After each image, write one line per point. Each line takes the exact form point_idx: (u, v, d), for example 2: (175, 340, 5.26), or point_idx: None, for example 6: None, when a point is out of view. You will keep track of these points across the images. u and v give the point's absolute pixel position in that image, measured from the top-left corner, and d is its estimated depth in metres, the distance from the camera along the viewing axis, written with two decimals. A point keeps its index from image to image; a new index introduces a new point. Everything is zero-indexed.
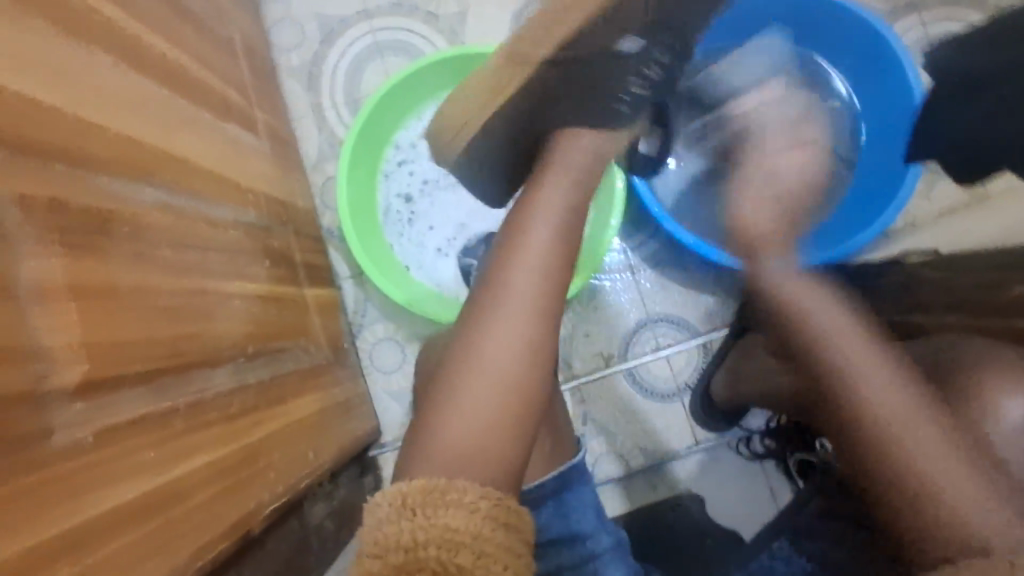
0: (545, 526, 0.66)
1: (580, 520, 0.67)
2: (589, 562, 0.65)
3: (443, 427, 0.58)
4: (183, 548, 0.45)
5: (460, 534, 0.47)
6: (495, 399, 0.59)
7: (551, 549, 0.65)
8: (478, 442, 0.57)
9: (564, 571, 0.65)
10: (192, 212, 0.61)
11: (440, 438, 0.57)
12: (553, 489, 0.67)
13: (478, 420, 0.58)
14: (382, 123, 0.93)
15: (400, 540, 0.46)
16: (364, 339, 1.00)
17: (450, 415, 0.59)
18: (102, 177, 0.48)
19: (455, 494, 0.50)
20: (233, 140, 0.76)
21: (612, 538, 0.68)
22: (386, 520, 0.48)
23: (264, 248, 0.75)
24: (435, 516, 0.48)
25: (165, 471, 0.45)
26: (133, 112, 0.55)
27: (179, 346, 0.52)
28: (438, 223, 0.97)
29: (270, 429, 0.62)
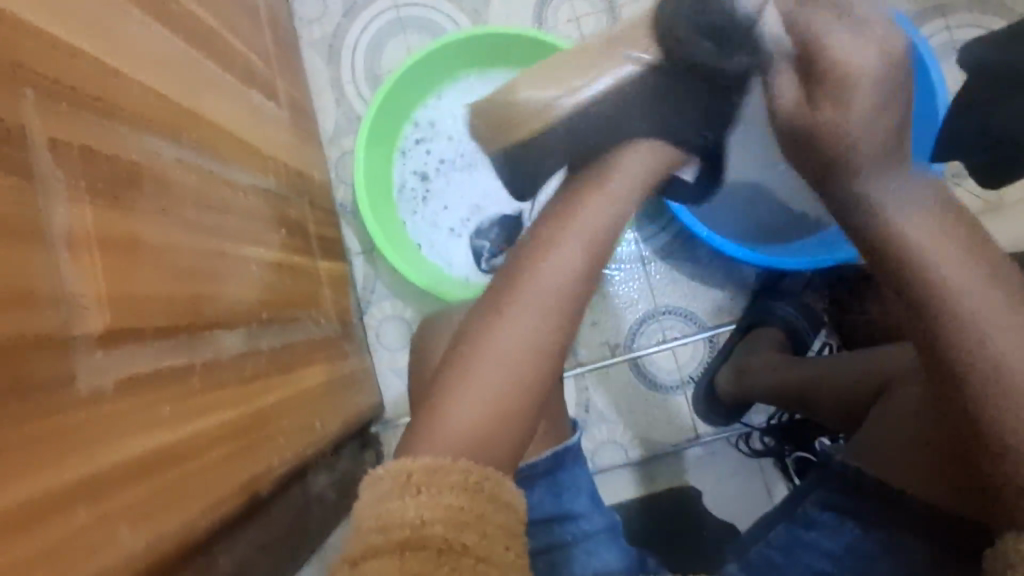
0: (538, 504, 0.66)
1: (573, 500, 0.67)
2: (581, 541, 0.65)
3: (451, 404, 0.58)
4: (194, 504, 0.45)
5: (464, 514, 0.46)
6: (509, 382, 0.60)
7: (544, 528, 0.65)
8: (489, 422, 0.58)
9: (556, 550, 0.65)
10: (215, 174, 0.61)
11: (452, 414, 0.57)
12: (550, 468, 0.68)
13: (491, 399, 0.59)
14: (403, 101, 0.93)
15: (405, 518, 0.45)
16: (371, 316, 1.00)
17: (461, 395, 0.59)
18: (130, 131, 0.48)
19: (456, 476, 0.50)
20: (256, 107, 0.76)
21: (605, 519, 0.68)
22: (388, 497, 0.47)
23: (281, 216, 0.76)
24: (440, 495, 0.47)
25: (180, 427, 0.46)
26: (162, 69, 0.55)
27: (196, 305, 0.52)
28: (452, 203, 0.97)
29: (280, 395, 0.63)
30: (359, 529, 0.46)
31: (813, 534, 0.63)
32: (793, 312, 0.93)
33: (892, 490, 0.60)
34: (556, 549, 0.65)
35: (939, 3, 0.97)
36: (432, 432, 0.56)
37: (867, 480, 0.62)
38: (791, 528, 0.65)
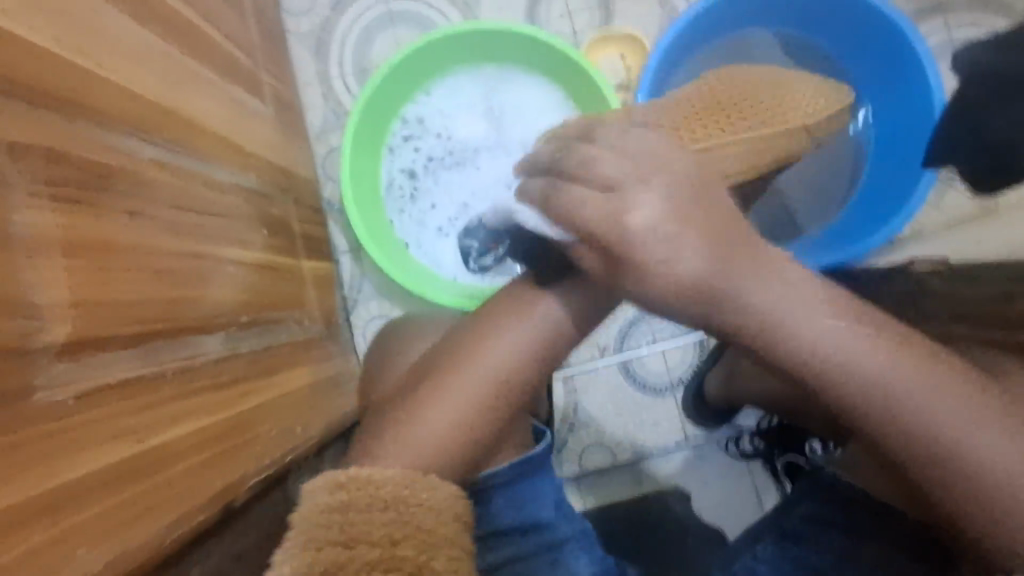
0: (497, 516, 0.65)
1: (538, 510, 0.66)
2: (547, 551, 0.65)
3: (433, 410, 0.60)
4: (164, 516, 0.44)
5: (433, 534, 0.46)
6: (491, 385, 0.61)
7: (504, 540, 0.65)
8: (465, 423, 0.60)
9: (518, 560, 0.65)
10: (192, 174, 0.59)
11: (434, 419, 0.59)
12: (510, 481, 0.65)
13: (473, 402, 0.60)
14: (392, 96, 0.91)
15: (372, 537, 0.44)
16: (358, 315, 0.99)
17: (444, 397, 0.60)
18: (101, 132, 0.47)
19: (425, 494, 0.48)
20: (238, 103, 0.74)
21: (573, 526, 0.68)
22: (349, 508, 0.46)
23: (263, 215, 0.74)
24: (409, 514, 0.46)
25: (144, 440, 0.44)
26: (137, 66, 0.54)
27: (172, 310, 0.51)
28: (441, 201, 0.95)
29: (258, 400, 0.62)
30: (306, 539, 0.44)
31: (800, 550, 0.62)
32: None
33: (880, 505, 0.60)
34: (516, 560, 0.64)
35: (938, 2, 0.96)
36: (412, 436, 0.58)
37: (857, 492, 0.61)
38: (779, 542, 0.64)
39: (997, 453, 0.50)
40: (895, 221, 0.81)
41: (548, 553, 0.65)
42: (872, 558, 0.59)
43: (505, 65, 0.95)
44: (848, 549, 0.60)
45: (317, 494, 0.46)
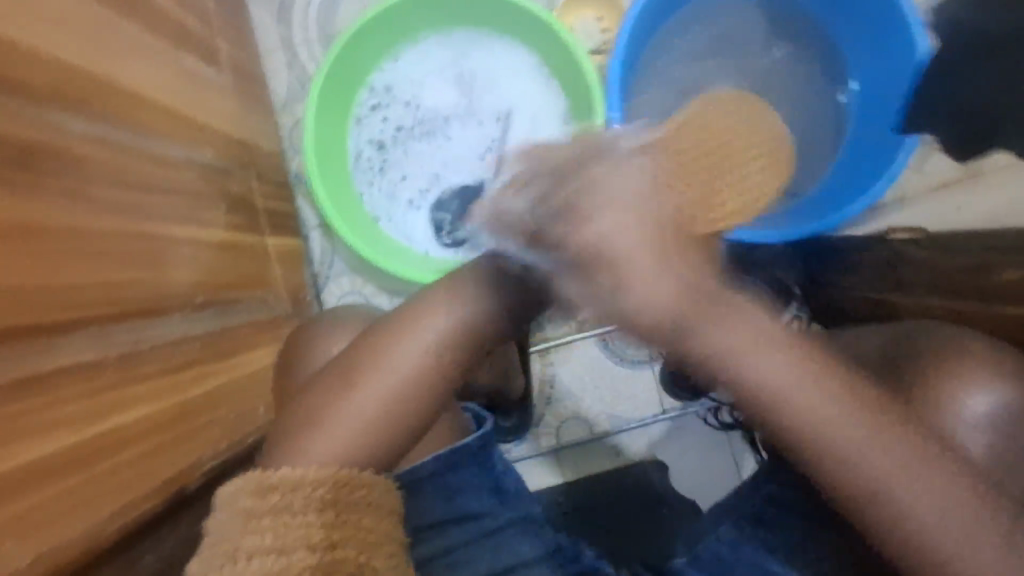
0: (427, 509, 0.56)
1: (470, 500, 0.57)
2: (487, 538, 0.57)
3: (353, 404, 0.49)
4: (103, 509, 0.43)
5: (372, 535, 0.47)
6: (420, 373, 0.50)
7: (437, 533, 0.56)
8: (387, 423, 0.50)
9: (453, 553, 0.57)
10: (138, 149, 0.56)
11: (356, 410, 0.49)
12: (436, 472, 0.55)
13: (394, 395, 0.49)
14: (358, 62, 0.87)
15: (309, 539, 0.45)
16: (330, 292, 0.97)
17: (366, 387, 0.49)
18: (32, 107, 0.44)
19: (361, 491, 0.48)
20: (191, 73, 0.70)
21: (516, 511, 0.58)
22: (286, 509, 0.46)
23: (221, 191, 0.71)
24: (349, 514, 0.47)
25: (85, 428, 0.43)
26: (76, 34, 0.50)
27: (113, 294, 0.49)
28: (411, 173, 0.92)
29: (211, 385, 0.60)
30: (231, 551, 0.44)
31: (760, 531, 0.61)
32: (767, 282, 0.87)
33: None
34: (452, 551, 0.56)
35: None
36: (334, 432, 0.49)
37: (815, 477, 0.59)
38: (739, 523, 0.62)
39: None
40: (878, 184, 0.78)
41: (488, 542, 0.57)
42: (831, 541, 0.59)
43: (476, 28, 0.91)
44: (809, 532, 0.59)
45: (242, 497, 0.46)
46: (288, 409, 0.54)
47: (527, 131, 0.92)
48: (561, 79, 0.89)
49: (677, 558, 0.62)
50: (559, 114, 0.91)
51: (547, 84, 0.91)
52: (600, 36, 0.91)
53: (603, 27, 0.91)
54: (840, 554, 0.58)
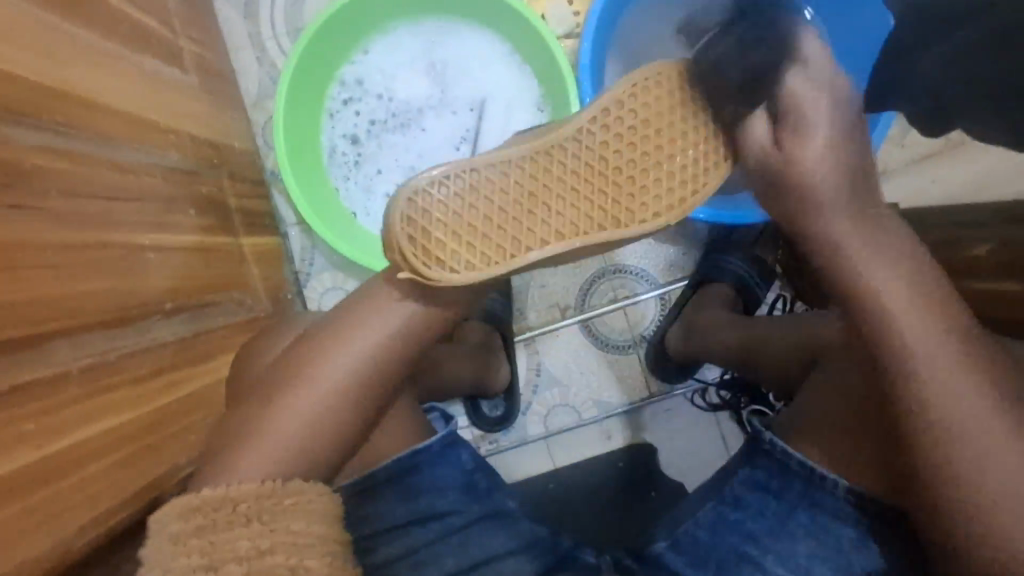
0: (387, 511, 0.58)
1: (435, 500, 0.59)
2: (455, 535, 0.59)
3: (302, 396, 0.54)
4: (68, 523, 0.43)
5: (305, 537, 0.46)
6: (356, 376, 0.54)
7: (398, 533, 0.58)
8: (332, 417, 0.54)
9: (419, 552, 0.58)
10: (97, 158, 0.56)
11: (306, 403, 0.53)
12: (394, 476, 0.58)
13: (339, 389, 0.54)
14: (327, 55, 0.86)
15: (238, 552, 0.44)
16: (311, 289, 0.96)
17: (309, 385, 0.54)
18: None
19: (290, 500, 0.48)
20: (152, 75, 0.69)
21: (483, 508, 0.61)
22: (210, 529, 0.45)
23: (190, 194, 0.71)
24: (276, 522, 0.46)
25: (51, 442, 0.43)
26: (24, 43, 0.49)
27: (75, 305, 0.49)
28: (386, 166, 0.91)
29: (181, 390, 0.60)
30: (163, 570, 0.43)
31: (739, 515, 0.61)
32: (741, 265, 0.90)
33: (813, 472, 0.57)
34: (416, 552, 0.58)
35: None
36: (275, 435, 0.52)
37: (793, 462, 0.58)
38: (717, 507, 0.62)
39: (942, 407, 0.48)
40: None
41: (455, 538, 0.59)
42: (806, 524, 0.59)
43: (448, 16, 0.90)
44: (783, 515, 0.59)
45: (170, 523, 0.45)
46: (259, 411, 0.54)
47: (501, 118, 0.90)
48: (534, 64, 0.88)
49: (659, 542, 0.63)
50: (533, 101, 0.90)
51: (521, 69, 0.90)
52: (572, 20, 0.89)
53: (575, 11, 0.89)
54: (815, 537, 0.58)
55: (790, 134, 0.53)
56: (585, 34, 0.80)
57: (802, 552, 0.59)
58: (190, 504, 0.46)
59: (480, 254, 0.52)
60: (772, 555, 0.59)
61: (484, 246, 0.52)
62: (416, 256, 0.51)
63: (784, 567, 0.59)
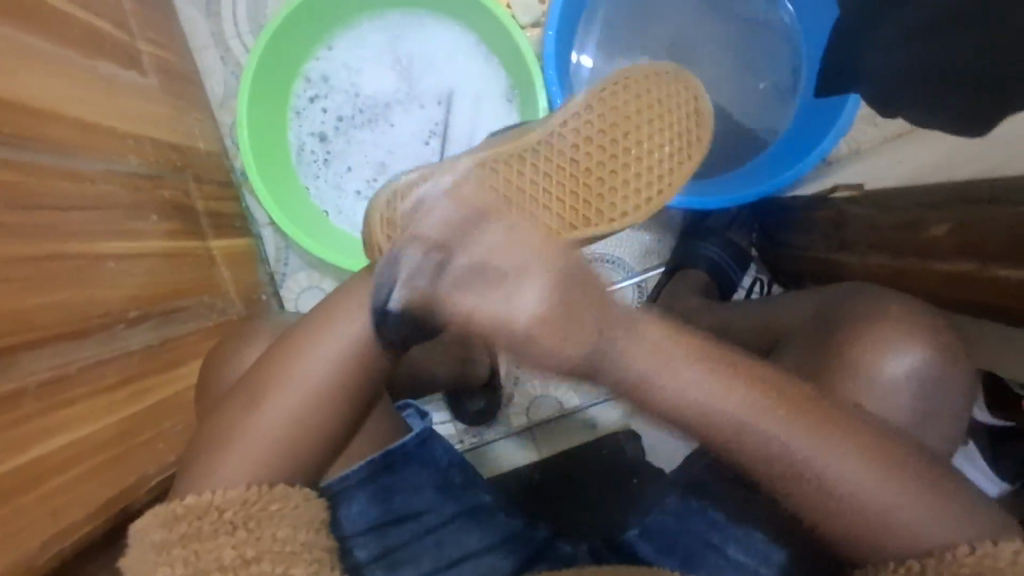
0: (361, 514, 0.57)
1: (410, 498, 0.59)
2: (429, 534, 0.59)
3: (272, 398, 0.52)
4: (31, 539, 0.43)
5: (290, 545, 0.46)
6: (325, 382, 0.53)
7: (375, 534, 0.58)
8: (305, 424, 0.52)
9: (393, 552, 0.58)
10: (49, 168, 0.55)
11: (277, 407, 0.52)
12: (369, 479, 0.57)
13: (313, 393, 0.52)
14: (289, 52, 0.85)
15: (222, 561, 0.44)
16: (288, 289, 0.95)
17: (276, 393, 0.52)
18: None
19: (275, 505, 0.48)
20: (108, 81, 0.68)
21: (456, 506, 0.61)
22: (194, 537, 0.45)
23: (152, 200, 0.70)
24: (263, 529, 0.46)
25: (10, 458, 0.43)
26: None
27: (28, 320, 0.47)
28: (356, 163, 0.90)
29: (148, 400, 0.60)
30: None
31: (705, 503, 0.61)
32: (717, 252, 0.89)
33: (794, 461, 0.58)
34: (393, 551, 0.58)
35: None
36: (244, 446, 0.51)
37: None
38: (686, 494, 0.62)
39: None
40: (824, 143, 0.77)
41: (429, 539, 0.59)
42: (765, 510, 0.60)
43: (411, 9, 0.88)
44: (750, 500, 0.61)
45: (150, 531, 0.46)
46: (225, 420, 0.52)
47: (470, 110, 0.89)
48: (500, 54, 0.87)
49: (630, 529, 0.61)
50: (502, 92, 0.89)
51: (488, 61, 0.89)
52: (538, 7, 0.88)
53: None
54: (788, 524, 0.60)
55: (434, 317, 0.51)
56: (550, 23, 0.79)
57: (762, 539, 0.60)
58: (175, 511, 0.46)
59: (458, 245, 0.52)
60: (734, 542, 0.60)
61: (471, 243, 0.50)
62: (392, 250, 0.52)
63: (748, 555, 0.59)
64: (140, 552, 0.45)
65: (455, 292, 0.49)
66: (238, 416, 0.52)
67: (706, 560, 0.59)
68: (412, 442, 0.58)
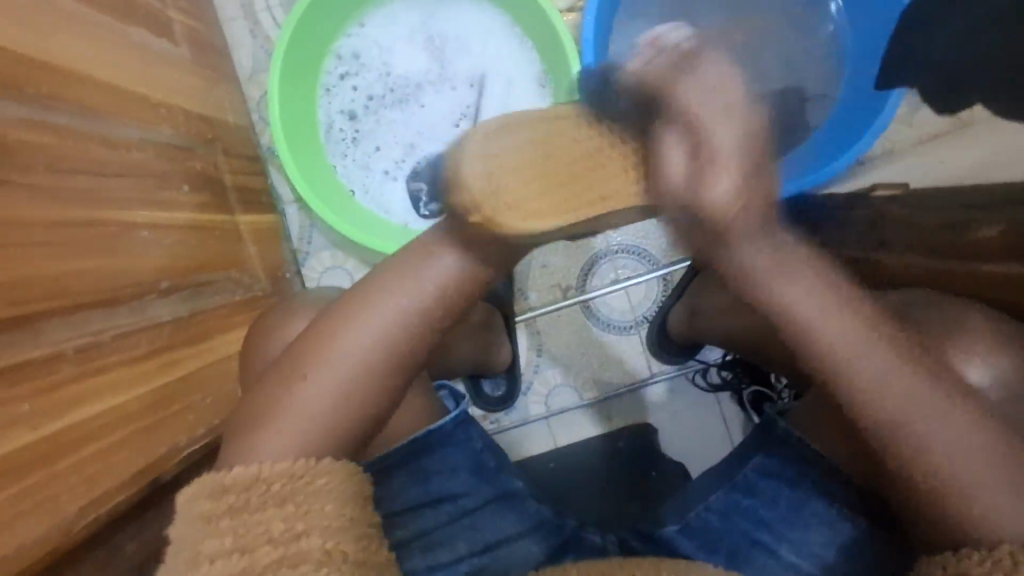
0: (399, 493, 0.58)
1: (448, 480, 0.59)
2: (465, 517, 0.59)
3: (315, 369, 0.51)
4: (68, 505, 0.43)
5: (337, 521, 0.45)
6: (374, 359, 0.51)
7: (412, 515, 0.58)
8: (346, 399, 0.51)
9: (432, 534, 0.58)
10: (84, 132, 0.54)
11: (321, 376, 0.50)
12: (404, 460, 0.57)
13: (356, 367, 0.51)
14: (321, 28, 0.84)
15: (271, 534, 0.43)
16: (311, 268, 0.95)
17: (326, 365, 0.50)
18: None
19: (320, 481, 0.46)
20: (142, 48, 0.67)
21: (491, 489, 0.61)
22: (241, 509, 0.44)
23: (184, 170, 0.69)
24: (310, 504, 0.45)
25: (47, 423, 0.42)
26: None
27: (62, 284, 0.47)
28: (385, 143, 0.89)
29: (181, 371, 0.60)
30: (197, 556, 0.42)
31: (752, 501, 0.61)
32: None
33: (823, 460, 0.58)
34: (428, 534, 0.58)
35: None
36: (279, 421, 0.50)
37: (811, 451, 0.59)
38: (730, 494, 0.62)
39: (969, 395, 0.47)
40: (861, 141, 0.75)
41: (465, 521, 0.59)
42: (821, 513, 0.59)
43: None
44: (798, 501, 0.60)
45: (200, 502, 0.45)
46: (261, 393, 0.52)
47: (502, 92, 0.88)
48: (535, 38, 0.86)
49: (667, 526, 0.61)
50: (536, 75, 0.87)
51: (522, 43, 0.87)
52: None
53: None
54: (828, 524, 0.59)
55: (705, 160, 0.44)
56: (588, 7, 0.77)
57: (819, 542, 0.59)
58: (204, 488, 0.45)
59: (552, 200, 0.47)
60: (786, 543, 0.59)
61: (554, 197, 0.47)
62: (490, 198, 0.46)
63: (799, 556, 0.59)
64: (185, 524, 0.44)
65: (699, 93, 0.45)
66: (272, 391, 0.51)
67: (751, 558, 0.60)
68: (447, 423, 0.59)
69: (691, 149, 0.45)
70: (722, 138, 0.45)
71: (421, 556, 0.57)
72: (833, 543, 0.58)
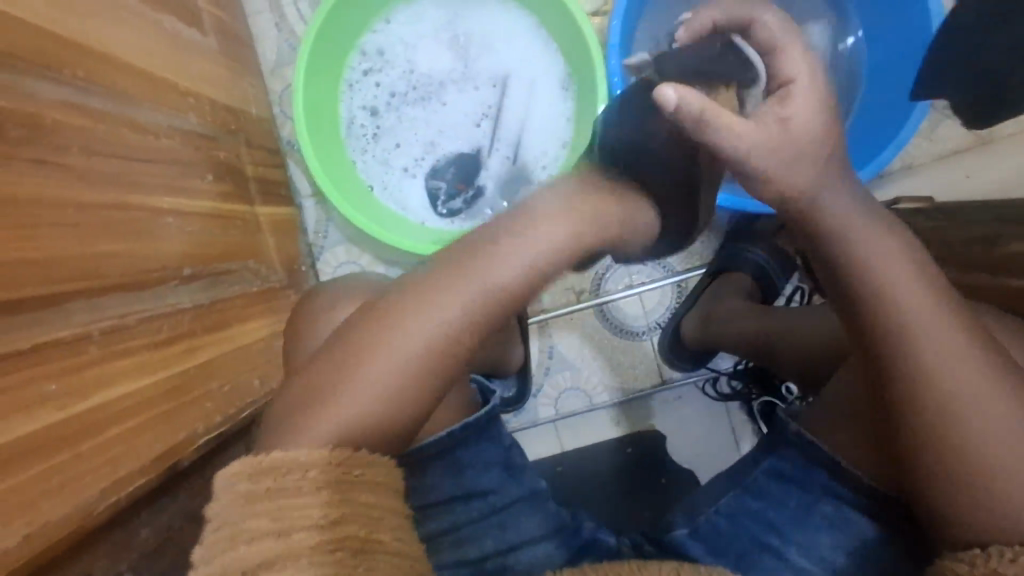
0: (434, 487, 0.57)
1: (478, 476, 0.59)
2: (497, 514, 0.59)
3: (387, 357, 0.50)
4: (90, 487, 0.43)
5: (375, 509, 0.45)
6: (420, 355, 0.50)
7: (445, 509, 0.58)
8: (396, 388, 0.50)
9: (462, 529, 0.58)
10: (116, 116, 0.54)
11: (394, 364, 0.50)
12: (443, 451, 0.57)
13: (411, 356, 0.50)
14: (348, 22, 0.84)
15: (308, 520, 0.42)
16: (325, 263, 0.95)
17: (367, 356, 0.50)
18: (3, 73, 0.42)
19: (359, 472, 0.46)
20: (172, 36, 0.67)
21: (521, 488, 0.61)
22: (280, 492, 0.43)
23: (208, 158, 0.69)
24: (346, 493, 0.44)
25: (72, 404, 0.42)
26: None
27: (93, 265, 0.47)
28: (405, 141, 0.90)
29: (202, 358, 0.60)
30: (231, 535, 0.41)
31: (755, 502, 0.61)
32: (765, 258, 0.90)
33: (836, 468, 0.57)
34: (459, 529, 0.58)
35: None
36: (309, 417, 0.49)
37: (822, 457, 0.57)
38: (740, 496, 0.61)
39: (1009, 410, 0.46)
40: (884, 153, 0.75)
41: (494, 519, 0.59)
42: (829, 515, 0.58)
43: None
44: (806, 504, 0.59)
45: (234, 480, 0.43)
46: (301, 385, 0.51)
47: (524, 94, 0.88)
48: (559, 40, 0.86)
49: (678, 530, 0.61)
50: (559, 79, 0.88)
51: (546, 46, 0.87)
52: None
53: None
54: (839, 528, 0.58)
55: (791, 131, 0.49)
56: (615, 11, 0.78)
57: (828, 544, 0.58)
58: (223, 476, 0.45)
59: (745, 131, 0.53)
60: (794, 545, 0.59)
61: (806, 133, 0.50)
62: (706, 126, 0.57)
63: (809, 560, 0.58)
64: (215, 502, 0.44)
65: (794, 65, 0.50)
66: (305, 384, 0.51)
67: (760, 562, 0.59)
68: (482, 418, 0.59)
69: (770, 111, 0.50)
70: (798, 85, 0.50)
71: (451, 551, 0.57)
72: (841, 547, 0.58)
